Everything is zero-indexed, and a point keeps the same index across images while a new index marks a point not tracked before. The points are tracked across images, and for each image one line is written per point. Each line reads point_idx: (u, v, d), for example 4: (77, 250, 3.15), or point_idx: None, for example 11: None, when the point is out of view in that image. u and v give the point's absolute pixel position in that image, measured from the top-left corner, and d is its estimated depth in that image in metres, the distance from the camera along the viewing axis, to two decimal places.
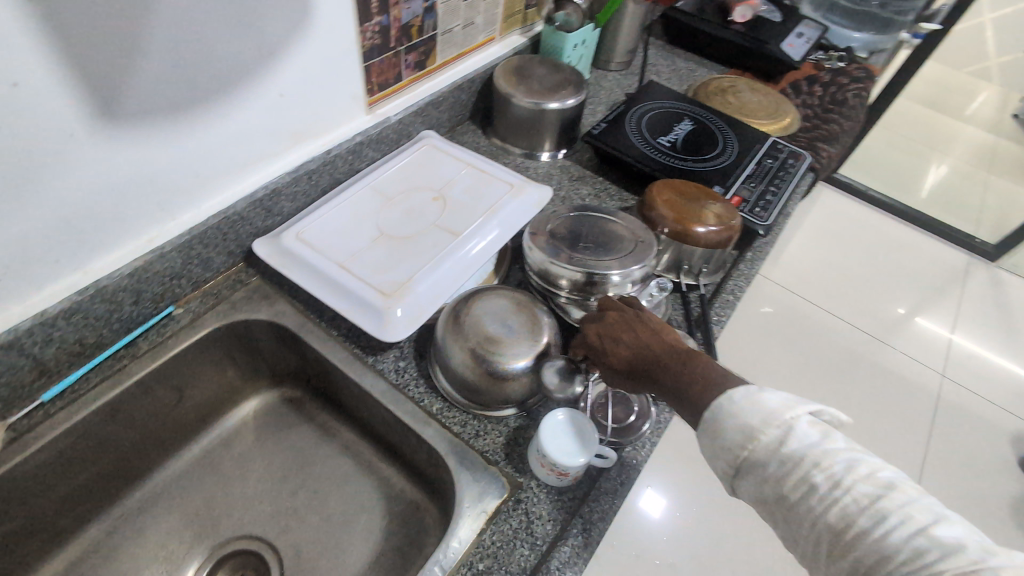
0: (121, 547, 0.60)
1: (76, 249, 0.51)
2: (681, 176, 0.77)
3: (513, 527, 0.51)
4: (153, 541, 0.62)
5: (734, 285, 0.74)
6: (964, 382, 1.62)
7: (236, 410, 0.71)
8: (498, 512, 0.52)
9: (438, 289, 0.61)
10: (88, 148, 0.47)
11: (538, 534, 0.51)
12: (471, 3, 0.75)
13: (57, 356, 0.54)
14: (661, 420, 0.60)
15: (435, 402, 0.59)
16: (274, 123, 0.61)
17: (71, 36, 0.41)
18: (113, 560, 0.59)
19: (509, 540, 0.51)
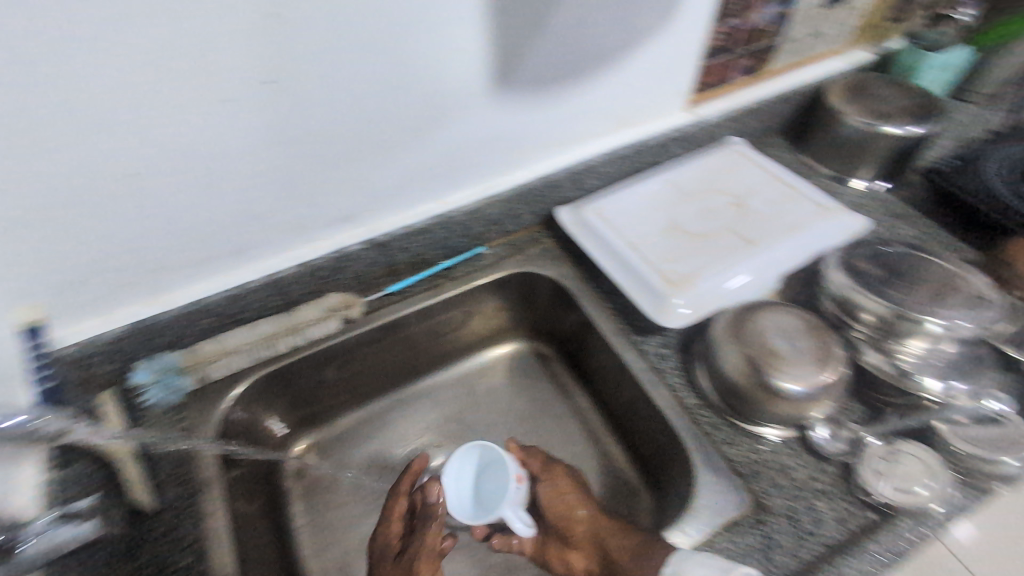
0: (397, 423, 0.75)
1: (443, 184, 0.64)
2: None
3: (752, 542, 0.49)
4: (417, 428, 0.75)
5: None
6: None
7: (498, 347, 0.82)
8: (736, 524, 0.50)
9: (722, 291, 0.61)
10: (480, 106, 0.57)
11: (779, 563, 0.47)
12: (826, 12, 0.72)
13: (404, 262, 0.69)
14: (961, 506, 0.50)
15: (690, 397, 0.59)
16: (608, 108, 0.67)
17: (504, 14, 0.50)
18: (390, 431, 0.75)
19: (746, 554, 0.48)
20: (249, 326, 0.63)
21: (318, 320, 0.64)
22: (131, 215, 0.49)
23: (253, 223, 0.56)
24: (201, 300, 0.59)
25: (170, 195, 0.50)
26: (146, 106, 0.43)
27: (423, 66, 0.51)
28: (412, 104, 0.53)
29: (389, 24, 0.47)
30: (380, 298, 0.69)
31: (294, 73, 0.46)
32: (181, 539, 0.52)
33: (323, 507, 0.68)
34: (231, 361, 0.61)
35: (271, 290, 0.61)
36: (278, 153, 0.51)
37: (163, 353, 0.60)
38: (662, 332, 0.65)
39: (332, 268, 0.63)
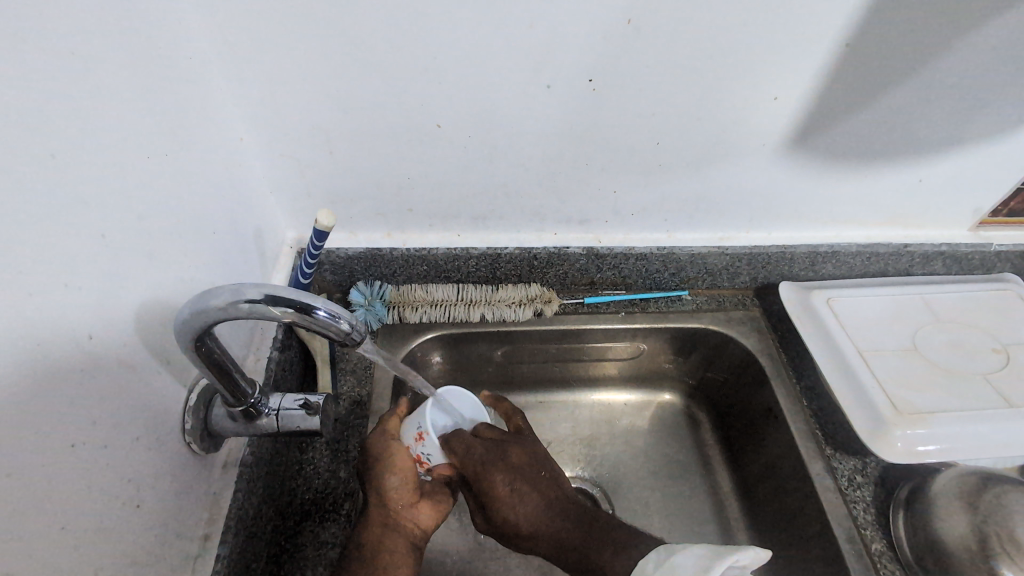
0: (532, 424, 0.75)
1: (682, 219, 0.62)
2: None
3: None
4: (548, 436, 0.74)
5: None
6: None
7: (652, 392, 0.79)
8: None
9: (959, 445, 0.53)
10: (763, 157, 0.55)
11: None
12: None
13: (607, 278, 0.69)
14: None
15: (875, 541, 0.52)
16: (888, 200, 0.61)
17: (839, 76, 0.48)
18: None
19: None
20: (454, 285, 0.66)
21: (515, 303, 0.66)
22: (416, 157, 0.54)
23: (501, 197, 0.59)
24: (427, 249, 0.63)
25: (454, 151, 0.54)
26: (477, 72, 0.48)
27: (728, 106, 0.50)
28: (698, 138, 0.53)
29: (724, 58, 0.47)
30: (573, 303, 0.70)
31: (615, 79, 0.48)
32: (345, 452, 0.57)
33: None
34: (429, 310, 0.65)
35: (486, 261, 0.64)
36: (560, 143, 0.53)
37: (378, 282, 0.65)
38: (859, 457, 0.58)
39: (547, 259, 0.65)
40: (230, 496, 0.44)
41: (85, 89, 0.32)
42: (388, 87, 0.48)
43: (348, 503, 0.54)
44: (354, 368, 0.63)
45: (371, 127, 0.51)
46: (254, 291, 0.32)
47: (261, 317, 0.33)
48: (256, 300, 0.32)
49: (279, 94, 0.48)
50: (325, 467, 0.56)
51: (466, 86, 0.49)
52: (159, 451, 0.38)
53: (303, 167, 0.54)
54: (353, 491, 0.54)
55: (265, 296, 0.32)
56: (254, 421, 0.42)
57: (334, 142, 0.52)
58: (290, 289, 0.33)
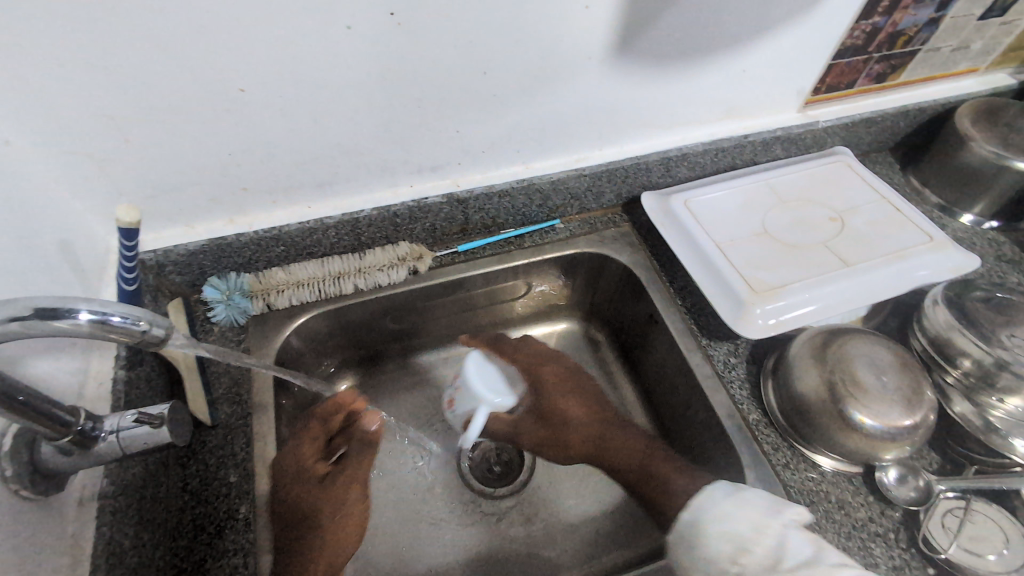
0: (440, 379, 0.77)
1: (533, 148, 0.62)
2: None
3: None
4: None
5: None
6: None
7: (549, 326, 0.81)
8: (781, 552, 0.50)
9: (808, 309, 0.57)
10: (592, 72, 0.55)
11: None
12: (981, 26, 0.68)
13: (477, 222, 0.68)
14: None
15: (752, 412, 0.57)
16: (721, 93, 0.63)
17: None
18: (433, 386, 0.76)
19: None
20: (318, 260, 0.63)
21: (387, 266, 0.64)
22: (233, 129, 0.49)
23: (342, 158, 0.56)
24: (277, 227, 0.59)
25: (273, 115, 0.49)
26: (268, 24, 0.43)
27: (545, 21, 0.49)
28: (525, 61, 0.52)
29: None
30: (448, 254, 0.68)
31: (421, 9, 0.45)
32: (232, 456, 0.54)
33: None
34: (296, 292, 0.61)
35: (345, 229, 0.61)
36: (386, 89, 0.50)
37: (233, 273, 0.61)
38: (730, 341, 0.63)
39: (409, 215, 0.63)
40: (94, 534, 0.41)
41: None
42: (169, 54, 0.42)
43: (245, 505, 0.51)
44: (225, 369, 0.59)
45: (167, 105, 0.46)
46: (11, 308, 0.28)
47: (35, 335, 0.29)
48: (22, 317, 0.28)
49: (34, 81, 0.41)
50: (213, 476, 0.52)
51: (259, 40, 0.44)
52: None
53: (101, 162, 0.48)
54: (250, 493, 0.52)
55: (32, 311, 0.29)
56: (89, 450, 0.38)
57: (129, 129, 0.46)
58: (51, 296, 0.30)
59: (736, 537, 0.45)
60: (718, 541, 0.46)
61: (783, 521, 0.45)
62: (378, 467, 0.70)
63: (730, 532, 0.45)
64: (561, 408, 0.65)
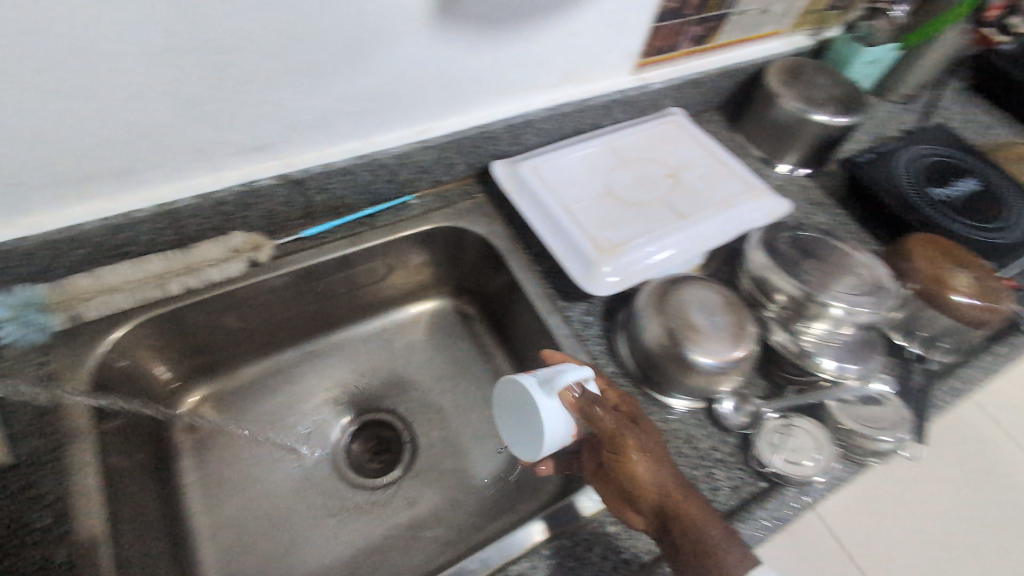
0: (306, 375, 0.73)
1: (369, 120, 0.59)
2: (926, 236, 0.69)
3: None
4: (326, 381, 0.73)
5: (969, 373, 0.68)
6: None
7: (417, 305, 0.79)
8: None
9: (650, 262, 0.61)
10: (418, 36, 0.52)
11: None
12: None
13: (321, 205, 0.64)
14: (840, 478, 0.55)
15: (608, 366, 0.60)
16: (555, 58, 0.64)
17: None
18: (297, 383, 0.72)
19: None
20: (134, 260, 0.56)
21: (220, 260, 0.58)
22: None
23: (142, 141, 0.49)
24: (71, 227, 0.51)
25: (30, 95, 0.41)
26: None
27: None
28: (340, 26, 0.48)
29: None
30: (292, 241, 0.64)
31: None
32: (40, 497, 0.46)
33: (219, 462, 0.65)
34: (109, 299, 0.54)
35: (162, 222, 0.55)
36: (179, 59, 0.44)
37: (22, 286, 0.52)
38: (585, 300, 0.65)
39: (239, 201, 0.57)
40: None
41: None
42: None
43: (62, 549, 0.44)
44: (28, 400, 0.50)
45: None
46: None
47: None
48: None
49: None
50: (16, 523, 0.45)
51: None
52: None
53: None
54: (67, 533, 0.45)
55: None
56: None
57: None
58: None
59: None
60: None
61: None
62: (245, 477, 0.64)
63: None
64: (643, 472, 0.47)
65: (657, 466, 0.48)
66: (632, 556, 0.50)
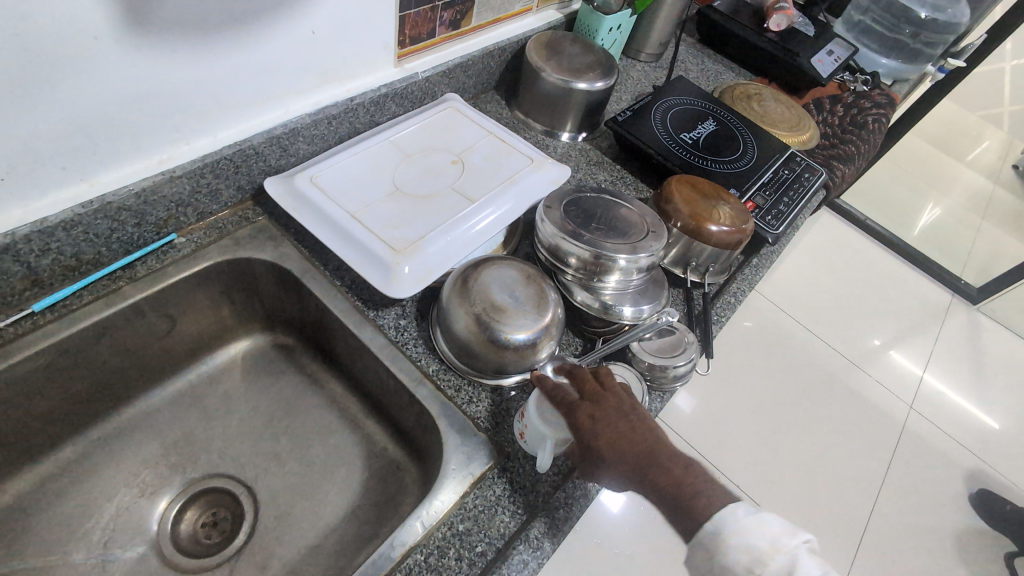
0: (101, 466, 0.74)
1: (86, 160, 0.62)
2: (682, 180, 0.94)
3: (495, 493, 0.65)
4: (131, 466, 0.76)
5: (724, 307, 0.97)
6: (925, 413, 2.19)
7: (224, 350, 0.87)
8: (483, 477, 0.66)
9: (446, 255, 0.68)
10: (113, 55, 0.57)
11: (517, 504, 0.65)
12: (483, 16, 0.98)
13: (51, 269, 0.65)
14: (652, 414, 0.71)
15: (430, 364, 0.73)
16: (286, 60, 0.74)
17: None
18: (100, 471, 0.74)
19: (490, 505, 0.64)
20: None
21: None
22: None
23: None
24: None
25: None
26: None
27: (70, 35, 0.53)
28: (3, 55, 0.50)
29: None
30: (28, 319, 0.65)
31: None
32: None
33: (57, 552, 0.68)
34: None
35: None
36: None
37: None
38: (394, 306, 0.78)
39: None
40: None
41: None
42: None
43: None
44: None
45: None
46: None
47: None
48: None
49: None
50: None
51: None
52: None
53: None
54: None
55: None
56: None
57: None
58: None
59: (757, 552, 0.52)
60: (736, 553, 0.52)
61: (795, 544, 0.53)
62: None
63: (752, 546, 0.52)
64: (615, 438, 0.60)
65: (635, 420, 0.62)
66: (486, 547, 0.61)
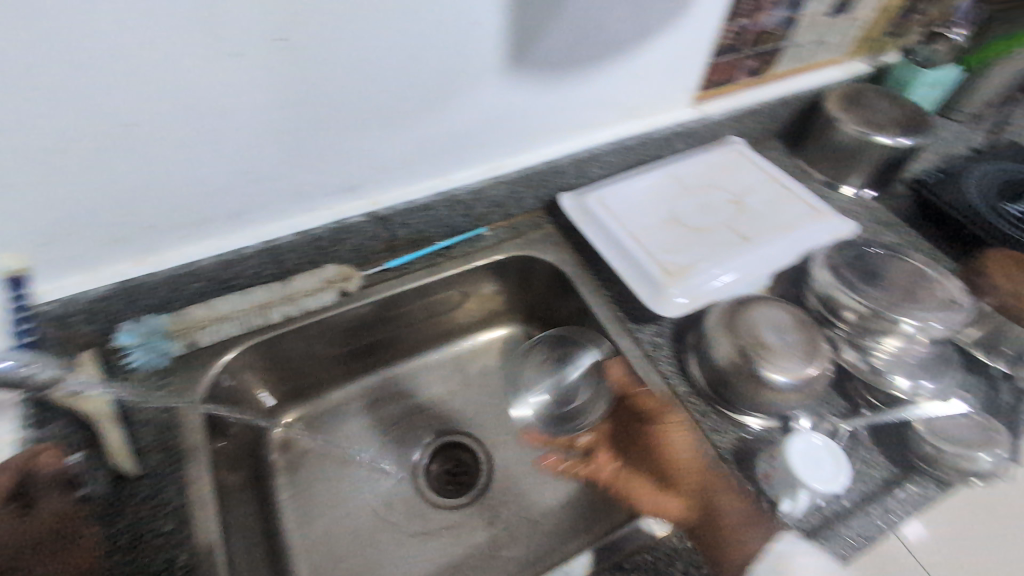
0: (327, 432, 0.71)
1: (445, 159, 0.63)
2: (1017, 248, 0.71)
3: None
4: (338, 441, 0.71)
5: None
6: None
7: (473, 339, 0.80)
8: None
9: (718, 283, 0.63)
10: (490, 83, 0.57)
11: None
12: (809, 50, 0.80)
13: (404, 238, 0.68)
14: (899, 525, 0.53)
15: (680, 385, 0.61)
16: (622, 94, 0.69)
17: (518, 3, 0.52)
18: (322, 438, 0.71)
19: None
20: (241, 291, 0.61)
21: (316, 290, 0.62)
22: (171, 157, 0.48)
23: (253, 207, 0.56)
24: (190, 264, 0.56)
25: (207, 137, 0.48)
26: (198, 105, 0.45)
27: (440, 19, 0.49)
28: (433, 63, 0.52)
29: (435, 13, 0.49)
30: (378, 272, 0.68)
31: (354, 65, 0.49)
32: (163, 505, 0.51)
33: (303, 481, 0.67)
34: (221, 327, 0.58)
35: (266, 258, 0.59)
36: (294, 143, 0.52)
37: (148, 315, 0.57)
38: (656, 322, 0.66)
39: (331, 239, 0.62)
40: None
41: None
42: (110, 82, 0.41)
43: (182, 554, 0.48)
44: (150, 416, 0.56)
45: (106, 133, 0.44)
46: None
47: None
48: None
49: None
50: (147, 532, 0.49)
51: (213, 65, 0.43)
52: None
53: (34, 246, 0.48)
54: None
55: None
56: None
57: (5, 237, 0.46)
58: None
59: None
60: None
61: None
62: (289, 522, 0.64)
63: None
64: None
65: None
66: None
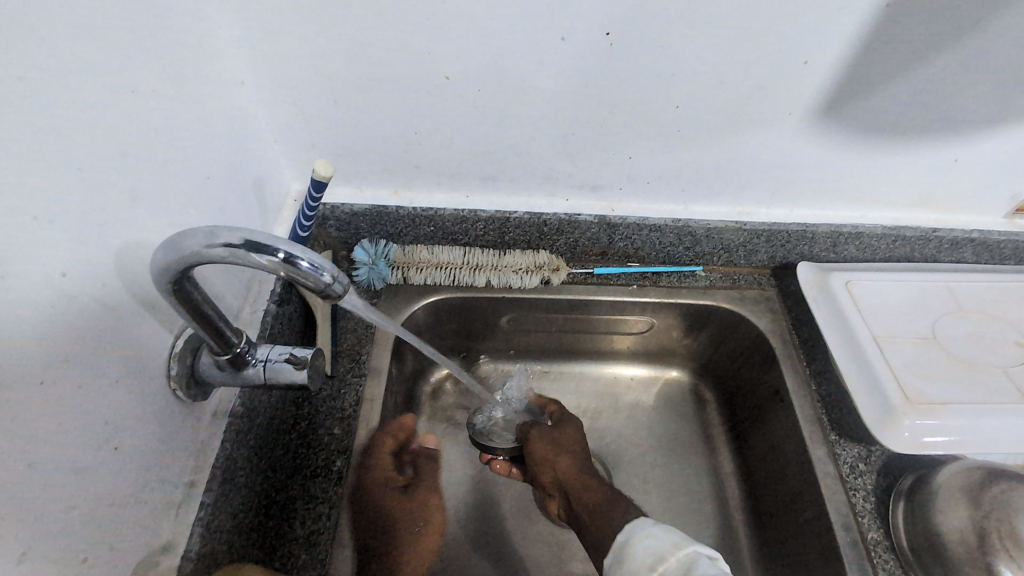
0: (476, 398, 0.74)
1: (698, 188, 0.59)
2: None
3: None
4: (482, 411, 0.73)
5: None
6: None
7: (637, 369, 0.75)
8: None
9: (972, 437, 0.51)
10: (787, 127, 0.52)
11: None
12: None
13: (617, 250, 0.66)
14: None
15: (872, 529, 0.51)
16: (929, 179, 0.58)
17: (867, 53, 0.45)
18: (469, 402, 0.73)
19: None
20: (460, 247, 0.64)
21: (523, 270, 0.64)
22: (462, 112, 0.51)
23: (504, 173, 0.58)
24: (434, 209, 0.60)
25: (498, 102, 0.50)
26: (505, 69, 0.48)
27: (771, 49, 0.45)
28: (739, 94, 0.49)
29: (773, 41, 0.45)
30: (582, 273, 0.67)
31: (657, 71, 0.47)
32: (341, 411, 0.57)
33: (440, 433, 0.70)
34: (433, 273, 0.63)
35: (494, 225, 0.62)
36: (571, 129, 0.52)
37: (383, 240, 0.63)
38: (864, 445, 0.56)
39: (558, 227, 0.62)
40: (218, 446, 0.46)
41: (112, 105, 0.34)
42: (451, 37, 0.45)
43: (341, 460, 0.54)
44: (353, 327, 0.64)
45: (424, 75, 0.48)
46: (230, 235, 0.31)
47: (241, 263, 0.32)
48: (235, 246, 0.31)
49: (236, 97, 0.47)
50: (318, 426, 0.56)
51: (539, 43, 0.46)
52: (41, 472, 0.31)
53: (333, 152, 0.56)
54: (337, 481, 0.53)
55: (243, 242, 0.31)
56: (240, 371, 0.42)
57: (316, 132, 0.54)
58: (269, 235, 0.32)
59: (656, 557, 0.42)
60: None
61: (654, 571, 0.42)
62: None
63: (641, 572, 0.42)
64: None
65: None
66: None
